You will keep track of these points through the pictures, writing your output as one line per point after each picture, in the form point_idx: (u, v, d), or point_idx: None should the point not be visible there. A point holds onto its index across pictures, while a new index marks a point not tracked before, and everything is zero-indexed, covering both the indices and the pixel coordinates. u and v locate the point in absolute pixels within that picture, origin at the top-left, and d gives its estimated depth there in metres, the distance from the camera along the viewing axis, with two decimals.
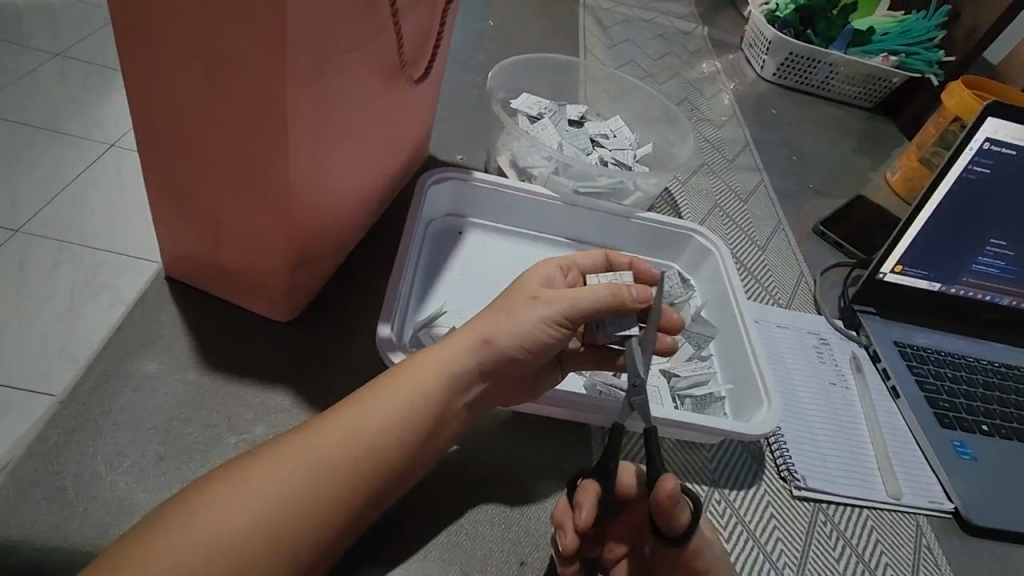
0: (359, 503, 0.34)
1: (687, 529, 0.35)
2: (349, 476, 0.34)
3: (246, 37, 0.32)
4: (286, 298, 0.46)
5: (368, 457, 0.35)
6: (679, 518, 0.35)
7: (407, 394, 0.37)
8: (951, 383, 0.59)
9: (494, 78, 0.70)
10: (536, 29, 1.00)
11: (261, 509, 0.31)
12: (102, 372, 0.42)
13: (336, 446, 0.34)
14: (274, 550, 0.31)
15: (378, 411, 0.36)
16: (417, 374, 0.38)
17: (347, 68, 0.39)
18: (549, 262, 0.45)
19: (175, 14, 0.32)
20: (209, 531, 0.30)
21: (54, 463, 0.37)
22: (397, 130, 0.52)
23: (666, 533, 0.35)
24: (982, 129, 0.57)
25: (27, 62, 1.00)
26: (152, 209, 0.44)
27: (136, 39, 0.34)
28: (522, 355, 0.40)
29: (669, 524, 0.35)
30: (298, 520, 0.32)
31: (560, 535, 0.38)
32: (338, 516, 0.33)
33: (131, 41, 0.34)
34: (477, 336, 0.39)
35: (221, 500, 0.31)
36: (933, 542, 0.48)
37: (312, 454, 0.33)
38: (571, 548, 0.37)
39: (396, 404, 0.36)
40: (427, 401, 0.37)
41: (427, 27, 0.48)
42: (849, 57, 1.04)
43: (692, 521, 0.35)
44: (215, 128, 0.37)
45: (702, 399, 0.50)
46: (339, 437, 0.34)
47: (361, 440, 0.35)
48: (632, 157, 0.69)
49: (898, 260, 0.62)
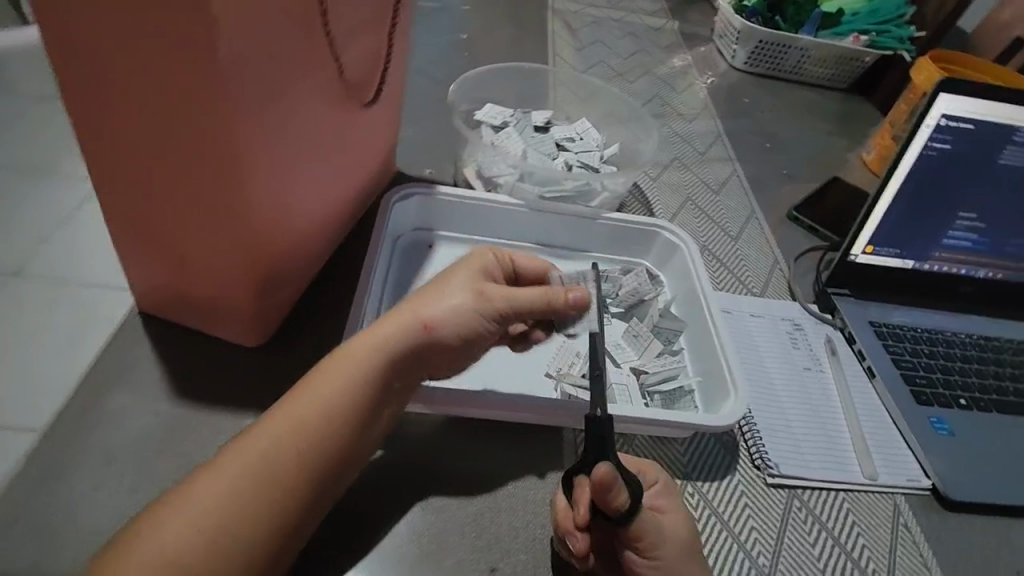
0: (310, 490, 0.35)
1: (627, 509, 0.35)
2: (299, 472, 0.35)
3: (185, 74, 0.33)
4: (255, 324, 0.47)
5: (314, 448, 0.36)
6: (620, 502, 0.35)
7: (338, 383, 0.37)
8: (928, 359, 0.60)
9: (455, 91, 0.71)
10: (505, 37, 1.01)
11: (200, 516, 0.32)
12: (78, 410, 0.43)
13: (275, 444, 0.35)
14: (227, 552, 0.32)
15: (316, 402, 0.37)
16: (350, 361, 0.38)
17: (291, 99, 0.40)
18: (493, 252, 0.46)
19: (111, 58, 0.33)
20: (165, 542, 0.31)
21: (32, 500, 0.39)
22: (356, 151, 0.53)
23: (614, 517, 0.36)
24: (937, 105, 0.57)
25: (15, 107, 1.03)
26: (116, 247, 0.45)
27: (78, 87, 0.35)
28: (459, 341, 0.41)
29: (606, 505, 0.35)
30: (247, 521, 0.33)
31: (570, 538, 0.38)
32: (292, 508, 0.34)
33: (73, 87, 0.35)
34: (415, 315, 0.40)
35: (166, 513, 0.32)
36: (912, 520, 0.48)
37: (250, 458, 0.34)
38: (582, 549, 0.38)
39: (329, 390, 0.37)
40: (364, 385, 0.38)
41: (376, 51, 0.49)
42: (819, 40, 1.04)
43: (634, 502, 0.36)
44: (165, 166, 0.38)
45: (670, 394, 0.51)
46: (279, 435, 0.35)
47: (303, 434, 0.35)
48: (598, 158, 0.70)
49: (869, 241, 0.62)
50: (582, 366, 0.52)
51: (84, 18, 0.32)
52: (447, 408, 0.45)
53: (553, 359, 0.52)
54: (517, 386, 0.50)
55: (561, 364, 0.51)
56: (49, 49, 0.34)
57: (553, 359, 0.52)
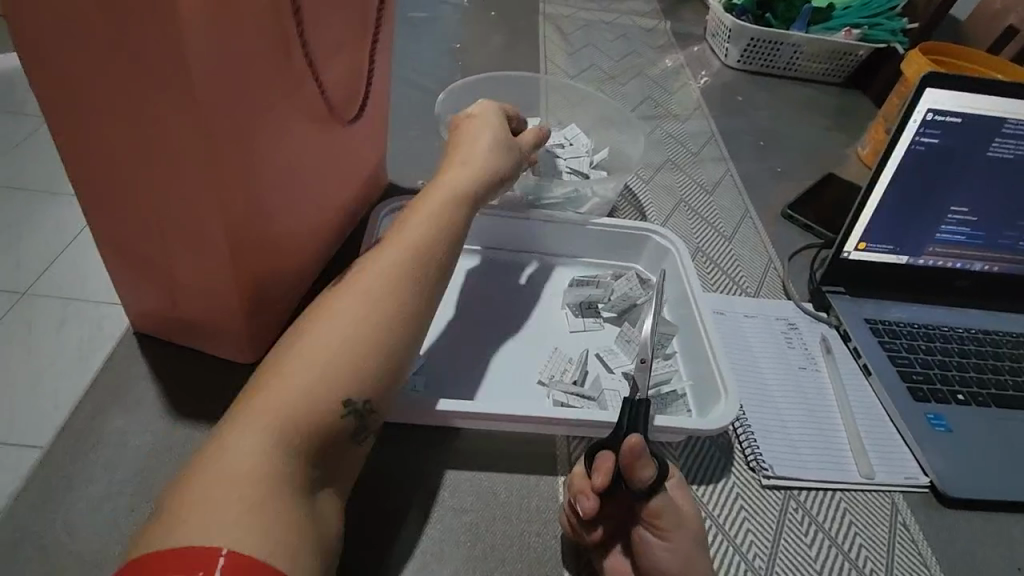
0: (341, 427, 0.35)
1: (650, 482, 0.38)
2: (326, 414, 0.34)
3: (163, 98, 0.33)
4: (248, 342, 0.47)
5: (343, 382, 0.35)
6: (645, 473, 0.38)
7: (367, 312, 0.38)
8: (925, 355, 0.59)
9: (442, 102, 0.71)
10: (496, 44, 1.02)
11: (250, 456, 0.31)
12: (76, 432, 0.44)
13: (311, 380, 0.34)
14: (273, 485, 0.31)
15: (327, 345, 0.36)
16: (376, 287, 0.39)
17: (272, 118, 0.40)
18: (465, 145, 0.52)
19: (92, 88, 0.34)
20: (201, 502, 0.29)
21: (33, 523, 0.39)
22: (344, 166, 0.53)
23: (637, 487, 0.39)
24: (923, 100, 0.57)
25: (19, 131, 1.05)
26: (110, 271, 0.45)
27: (63, 119, 0.36)
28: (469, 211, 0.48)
29: (634, 475, 0.38)
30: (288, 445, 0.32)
31: (580, 500, 0.40)
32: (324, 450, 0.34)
33: (58, 120, 0.36)
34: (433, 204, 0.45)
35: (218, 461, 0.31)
36: (910, 518, 0.48)
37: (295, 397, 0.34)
38: (591, 510, 0.39)
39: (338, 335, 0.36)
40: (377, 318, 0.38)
41: (358, 67, 0.50)
42: (810, 36, 1.04)
43: (658, 475, 0.39)
44: (151, 190, 0.39)
45: (663, 398, 0.50)
46: (300, 392, 0.34)
47: (326, 373, 0.35)
48: (588, 164, 0.70)
49: (861, 238, 0.62)
50: (575, 373, 0.52)
51: (65, 53, 0.33)
52: (448, 420, 0.46)
53: (546, 365, 0.52)
54: (510, 394, 0.51)
55: (554, 372, 0.52)
56: (32, 83, 0.35)
57: (545, 365, 0.52)
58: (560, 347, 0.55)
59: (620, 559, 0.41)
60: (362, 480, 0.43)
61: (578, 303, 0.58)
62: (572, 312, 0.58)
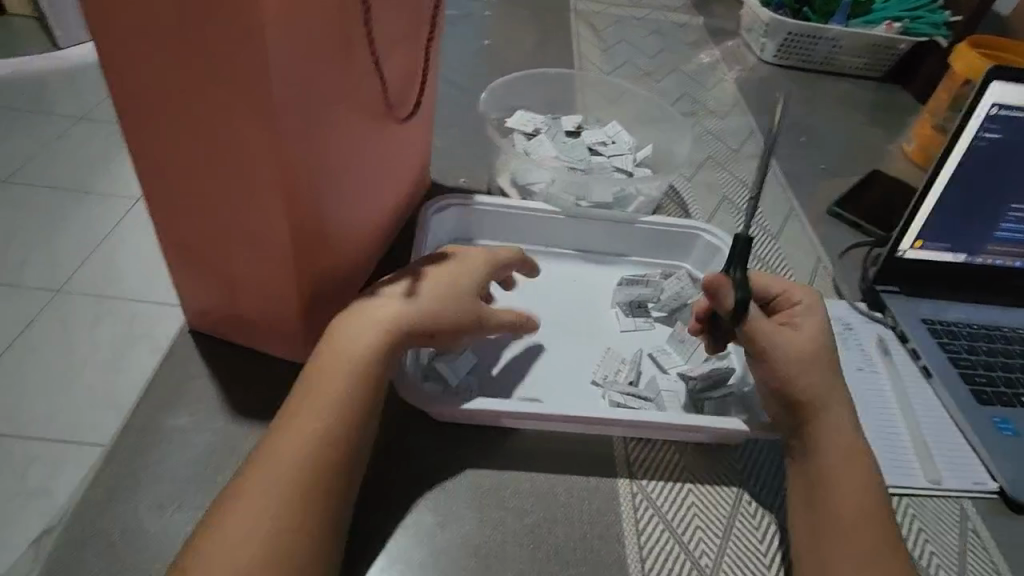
0: (347, 477, 0.38)
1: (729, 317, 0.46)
2: (333, 474, 0.38)
3: (236, 104, 0.34)
4: (303, 342, 0.48)
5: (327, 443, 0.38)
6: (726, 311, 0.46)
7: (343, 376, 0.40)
8: (987, 357, 0.58)
9: (485, 101, 0.71)
10: (529, 41, 1.01)
11: (259, 531, 0.34)
12: (139, 429, 0.44)
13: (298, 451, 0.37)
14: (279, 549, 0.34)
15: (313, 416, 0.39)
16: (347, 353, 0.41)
17: (334, 115, 0.40)
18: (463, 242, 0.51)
19: (168, 95, 0.35)
20: (233, 555, 0.33)
21: (101, 520, 0.40)
22: (393, 164, 0.54)
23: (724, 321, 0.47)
24: (988, 94, 0.55)
25: (57, 130, 1.07)
26: (170, 270, 0.46)
27: (136, 124, 0.37)
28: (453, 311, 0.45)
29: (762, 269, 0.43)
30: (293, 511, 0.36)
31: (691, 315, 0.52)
32: (342, 499, 0.38)
33: (131, 125, 0.37)
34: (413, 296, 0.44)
35: (233, 535, 0.34)
36: (980, 525, 0.47)
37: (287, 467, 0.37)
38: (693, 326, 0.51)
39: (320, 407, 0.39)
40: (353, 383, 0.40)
41: (413, 66, 0.51)
42: (850, 30, 1.02)
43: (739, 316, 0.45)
44: (215, 189, 0.39)
45: (722, 401, 0.50)
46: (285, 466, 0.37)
47: (316, 438, 0.38)
48: (632, 161, 0.69)
49: (917, 236, 0.60)
50: (631, 373, 0.52)
51: (144, 60, 0.33)
52: (516, 423, 0.46)
53: (600, 365, 0.52)
54: (564, 395, 0.50)
55: (609, 372, 0.51)
56: (110, 90, 0.35)
57: (599, 364, 0.52)
58: (612, 348, 0.54)
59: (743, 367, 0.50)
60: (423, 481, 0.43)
61: (628, 303, 0.58)
62: (622, 311, 0.57)
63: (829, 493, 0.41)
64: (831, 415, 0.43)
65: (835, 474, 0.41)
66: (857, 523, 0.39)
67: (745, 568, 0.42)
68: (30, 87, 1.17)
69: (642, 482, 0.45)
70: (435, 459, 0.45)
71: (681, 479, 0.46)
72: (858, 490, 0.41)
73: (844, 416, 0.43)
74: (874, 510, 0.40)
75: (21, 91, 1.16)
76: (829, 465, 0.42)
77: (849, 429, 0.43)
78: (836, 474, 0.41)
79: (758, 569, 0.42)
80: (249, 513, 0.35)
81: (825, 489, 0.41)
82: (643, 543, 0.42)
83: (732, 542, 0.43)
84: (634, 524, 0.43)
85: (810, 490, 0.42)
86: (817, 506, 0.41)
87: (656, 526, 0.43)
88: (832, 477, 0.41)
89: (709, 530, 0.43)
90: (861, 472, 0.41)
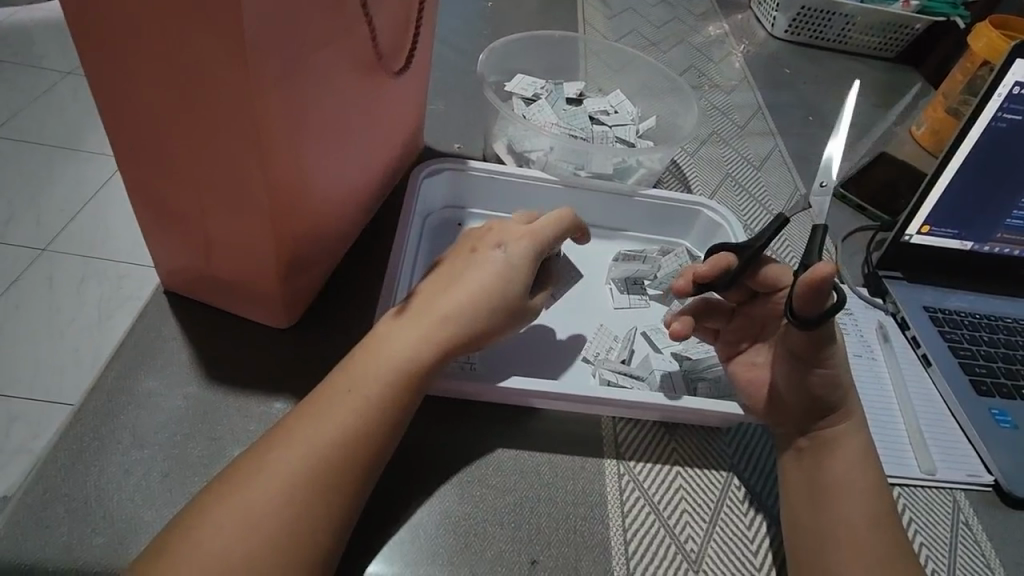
0: (363, 472, 0.37)
1: (815, 317, 0.38)
2: (345, 466, 0.36)
3: (217, 59, 0.31)
4: (283, 306, 0.45)
5: (339, 441, 0.36)
6: (811, 310, 0.38)
7: (368, 381, 0.38)
8: (988, 347, 0.56)
9: (483, 62, 0.67)
10: (532, 4, 0.97)
11: (257, 516, 0.33)
12: (105, 392, 0.42)
13: (307, 446, 0.35)
14: (277, 538, 0.32)
15: (343, 406, 0.37)
16: (374, 357, 0.39)
17: (318, 63, 0.37)
18: (471, 234, 0.48)
19: (139, 42, 0.31)
20: (225, 538, 0.32)
21: (62, 484, 0.38)
22: (382, 122, 0.51)
23: (790, 317, 0.40)
24: (1013, 72, 0.52)
25: (44, 82, 1.04)
26: (141, 225, 0.43)
27: (103, 78, 0.34)
28: (489, 315, 0.42)
29: (806, 305, 0.38)
30: (293, 502, 0.34)
31: (681, 276, 0.47)
32: (353, 494, 0.36)
33: (97, 78, 0.34)
34: (441, 307, 0.41)
35: (224, 514, 0.33)
36: (972, 518, 0.46)
37: (290, 456, 0.35)
38: (682, 290, 0.46)
39: (352, 402, 0.37)
40: (389, 386, 0.38)
41: (405, 16, 0.47)
42: (866, 7, 0.97)
43: (824, 319, 0.38)
44: (189, 141, 0.36)
45: (717, 383, 0.48)
46: (288, 456, 0.35)
47: (331, 433, 0.36)
48: (635, 133, 0.67)
49: (925, 220, 0.58)
50: (624, 351, 0.51)
51: (109, 8, 0.30)
52: (505, 398, 0.44)
53: (592, 343, 0.51)
54: (556, 371, 0.48)
55: (600, 349, 0.50)
56: (74, 40, 0.32)
57: (591, 342, 0.51)
58: (604, 325, 0.53)
59: (753, 372, 0.45)
60: (402, 456, 0.42)
61: (624, 279, 0.56)
62: (616, 288, 0.55)
63: (836, 497, 0.40)
64: (852, 421, 0.42)
65: (846, 483, 0.40)
66: (865, 529, 0.39)
67: (730, 555, 0.41)
68: (13, 36, 1.13)
69: (631, 465, 0.44)
70: (415, 435, 0.43)
71: (670, 462, 0.44)
72: (867, 497, 0.40)
73: (859, 423, 0.43)
74: (881, 522, 0.39)
75: (7, 40, 1.12)
76: (839, 470, 0.41)
77: (863, 434, 0.43)
78: (846, 481, 0.40)
79: (746, 558, 0.41)
80: (240, 498, 0.33)
81: (832, 492, 0.40)
82: (628, 526, 0.41)
83: (719, 529, 0.42)
84: (619, 507, 0.41)
85: (815, 492, 0.41)
86: (825, 508, 0.40)
87: (642, 509, 0.42)
88: (840, 481, 0.40)
89: (695, 515, 0.42)
90: (872, 478, 0.41)
